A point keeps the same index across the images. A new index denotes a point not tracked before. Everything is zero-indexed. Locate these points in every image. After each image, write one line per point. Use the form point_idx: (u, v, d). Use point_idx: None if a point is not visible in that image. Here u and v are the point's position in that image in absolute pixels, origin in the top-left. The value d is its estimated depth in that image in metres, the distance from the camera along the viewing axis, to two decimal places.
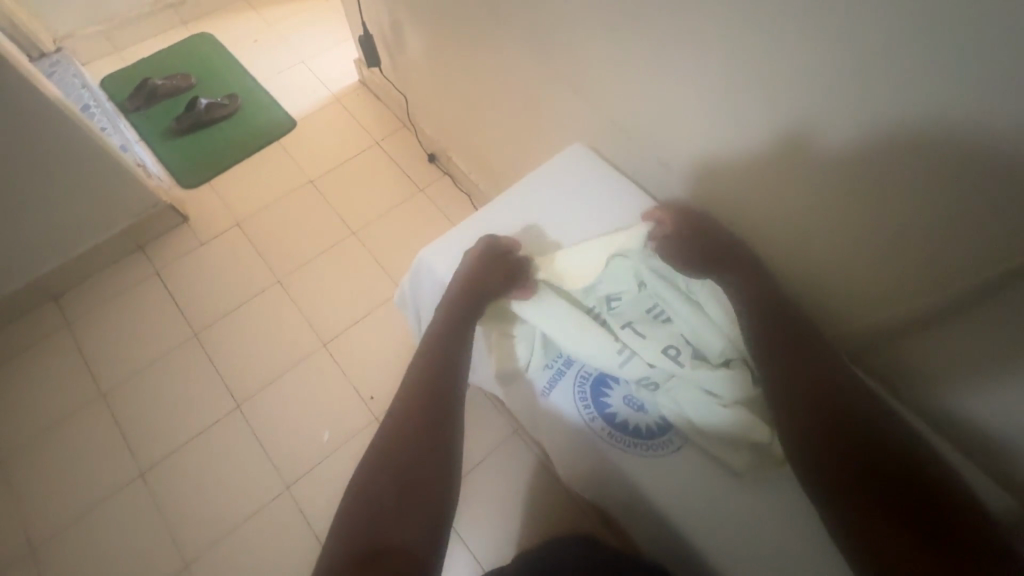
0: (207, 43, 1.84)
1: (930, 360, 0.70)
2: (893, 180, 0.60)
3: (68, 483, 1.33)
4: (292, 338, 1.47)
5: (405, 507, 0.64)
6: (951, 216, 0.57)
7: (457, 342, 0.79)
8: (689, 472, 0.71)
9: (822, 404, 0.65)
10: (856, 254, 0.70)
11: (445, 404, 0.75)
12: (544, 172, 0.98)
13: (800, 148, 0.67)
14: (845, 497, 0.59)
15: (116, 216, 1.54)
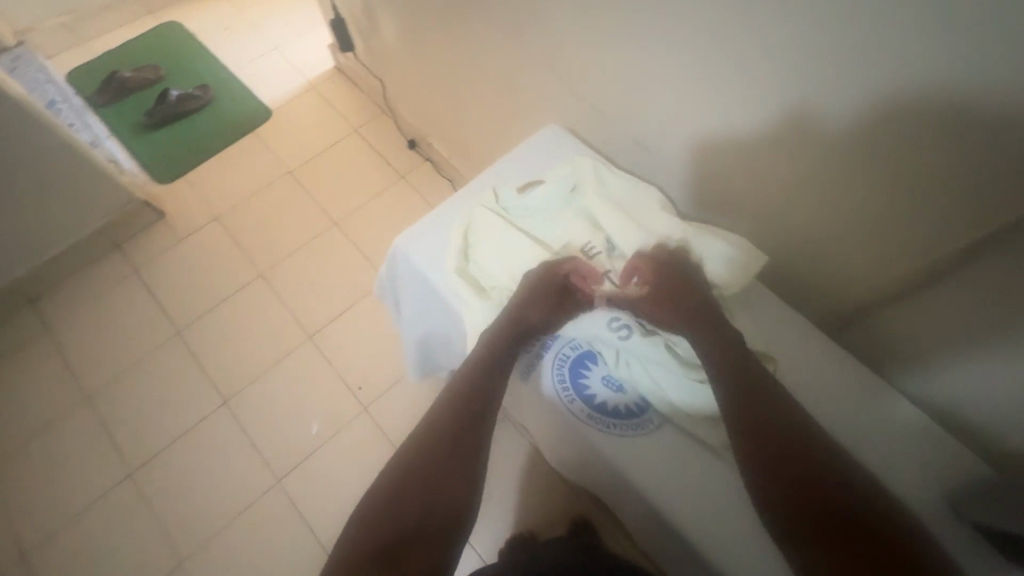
0: (177, 32, 1.77)
1: (935, 318, 0.60)
2: (896, 135, 0.51)
3: (57, 490, 1.16)
4: (275, 332, 1.31)
5: (422, 541, 0.52)
6: (975, 165, 0.48)
7: (500, 362, 0.60)
8: (670, 455, 0.59)
9: (752, 397, 0.54)
10: (865, 236, 0.61)
11: (480, 427, 0.58)
12: (529, 146, 0.77)
13: (789, 116, 0.58)
14: (794, 505, 0.49)
15: (90, 211, 1.34)
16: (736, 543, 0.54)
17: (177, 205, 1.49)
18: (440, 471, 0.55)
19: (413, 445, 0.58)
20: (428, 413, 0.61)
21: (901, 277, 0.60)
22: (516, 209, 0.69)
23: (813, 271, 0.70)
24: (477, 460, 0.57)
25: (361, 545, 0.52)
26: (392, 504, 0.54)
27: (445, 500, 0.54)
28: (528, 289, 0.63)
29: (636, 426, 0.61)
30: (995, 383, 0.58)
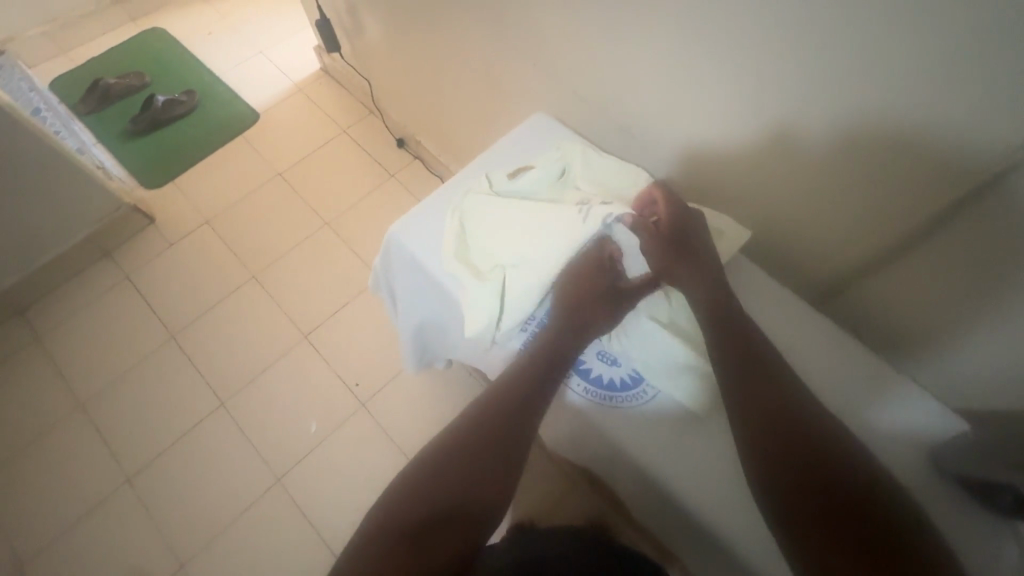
0: (161, 38, 1.77)
1: (910, 285, 0.63)
2: (862, 111, 0.53)
3: (54, 498, 1.15)
4: (270, 331, 1.32)
5: (449, 528, 0.51)
6: (935, 137, 0.50)
7: (554, 356, 0.60)
8: (662, 426, 0.60)
9: (750, 373, 0.54)
10: (843, 211, 0.63)
11: (529, 424, 0.57)
12: (517, 134, 0.78)
13: (764, 96, 0.60)
14: (792, 477, 0.48)
15: (77, 219, 1.34)
16: (730, 501, 0.56)
17: (166, 211, 1.48)
18: (479, 461, 0.54)
19: (455, 430, 0.57)
20: (476, 400, 0.60)
21: (878, 247, 0.63)
22: (509, 190, 0.70)
23: (795, 247, 0.72)
24: (521, 458, 0.56)
25: (388, 518, 0.52)
26: (428, 482, 0.53)
27: (479, 491, 0.53)
28: (569, 269, 0.63)
29: (630, 399, 0.62)
30: (967, 343, 0.61)
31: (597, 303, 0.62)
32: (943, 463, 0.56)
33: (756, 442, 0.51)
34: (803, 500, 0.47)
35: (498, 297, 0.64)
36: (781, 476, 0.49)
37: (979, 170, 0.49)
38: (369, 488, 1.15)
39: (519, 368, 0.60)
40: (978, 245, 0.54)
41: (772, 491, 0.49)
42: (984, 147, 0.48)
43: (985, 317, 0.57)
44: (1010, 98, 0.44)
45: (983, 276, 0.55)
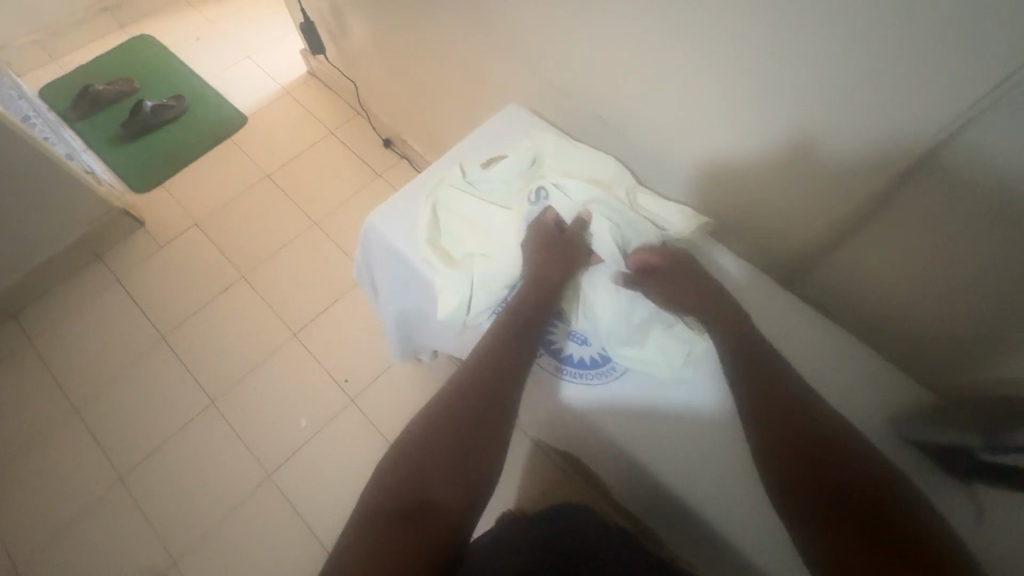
0: (150, 45, 1.79)
1: (867, 262, 0.65)
2: (809, 98, 0.55)
3: (47, 498, 1.16)
4: (260, 330, 1.33)
5: (446, 494, 0.53)
6: (875, 121, 0.52)
7: (525, 325, 0.63)
8: (632, 400, 0.63)
9: (748, 360, 0.57)
10: (802, 193, 0.65)
11: (505, 396, 0.59)
12: (493, 124, 0.79)
13: (718, 86, 0.62)
14: (805, 460, 0.51)
15: (67, 223, 1.35)
16: (697, 474, 0.58)
17: (156, 214, 1.50)
18: (467, 429, 0.57)
19: (437, 403, 0.59)
20: (453, 375, 0.62)
21: (838, 226, 0.64)
22: (480, 179, 0.71)
23: (759, 232, 0.74)
24: (502, 428, 0.58)
25: (382, 494, 0.52)
26: (417, 461, 0.54)
27: (470, 457, 0.55)
28: (531, 244, 0.65)
29: (601, 375, 0.65)
30: (926, 313, 0.63)
31: (553, 260, 0.64)
32: (904, 432, 0.57)
33: (763, 437, 0.53)
34: (814, 494, 0.49)
35: (472, 282, 0.65)
36: (794, 457, 0.51)
37: (921, 143, 0.51)
38: (361, 482, 1.16)
39: (490, 347, 0.62)
40: (926, 221, 0.56)
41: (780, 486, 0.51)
42: (924, 119, 0.49)
43: (939, 288, 0.60)
44: (943, 71, 0.45)
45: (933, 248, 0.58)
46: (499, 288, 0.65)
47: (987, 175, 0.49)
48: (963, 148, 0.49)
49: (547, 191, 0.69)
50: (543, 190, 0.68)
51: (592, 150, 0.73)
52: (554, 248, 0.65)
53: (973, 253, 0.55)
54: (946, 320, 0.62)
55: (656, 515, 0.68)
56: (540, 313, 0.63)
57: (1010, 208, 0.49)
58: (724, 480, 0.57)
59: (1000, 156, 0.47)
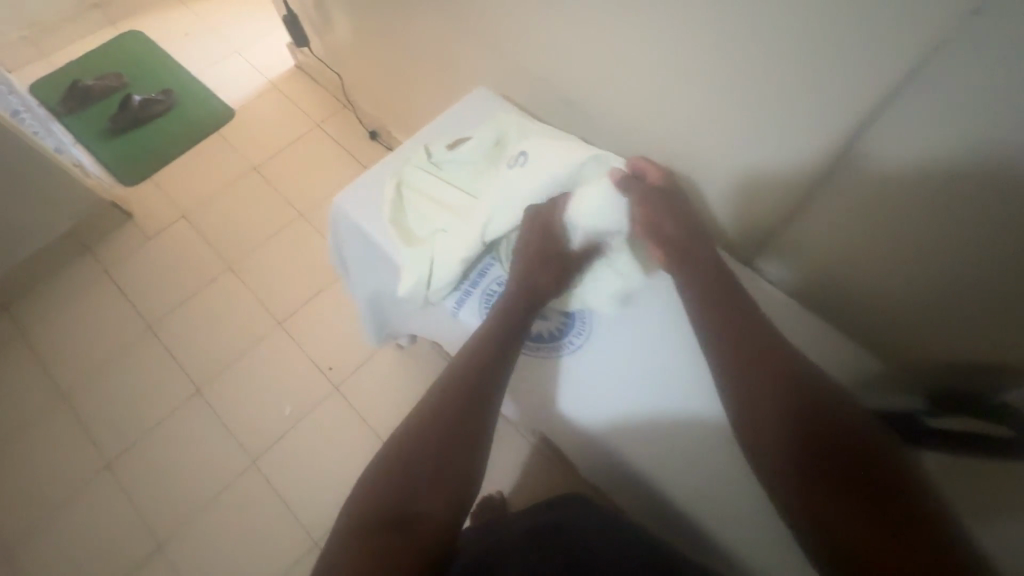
0: (138, 40, 1.80)
1: (819, 238, 0.68)
2: (748, 68, 0.56)
3: (36, 484, 1.18)
4: (245, 319, 1.35)
5: (428, 502, 0.53)
6: (807, 87, 0.53)
7: (510, 329, 0.65)
8: (592, 367, 0.69)
9: (745, 344, 0.60)
10: (750, 172, 0.65)
11: (487, 398, 0.60)
12: (460, 107, 0.81)
13: (667, 61, 0.63)
14: (816, 443, 0.51)
15: (56, 216, 1.37)
16: (663, 451, 0.64)
17: (144, 206, 1.52)
18: (450, 436, 0.57)
19: (420, 414, 0.60)
20: (435, 383, 0.63)
21: (788, 202, 0.65)
22: (445, 158, 0.72)
23: (719, 212, 0.75)
24: (485, 432, 0.59)
25: (365, 506, 0.53)
26: (402, 469, 0.55)
27: (452, 464, 0.56)
28: (524, 247, 0.69)
29: (558, 347, 0.71)
30: (880, 285, 0.66)
31: (546, 269, 0.68)
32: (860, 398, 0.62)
33: (754, 419, 0.55)
34: (823, 477, 0.49)
35: (435, 257, 0.67)
36: (803, 440, 0.52)
37: (861, 107, 0.52)
38: (344, 466, 1.18)
39: (471, 351, 0.63)
40: (868, 191, 0.59)
41: (779, 472, 0.52)
42: (853, 83, 0.50)
43: (891, 256, 0.62)
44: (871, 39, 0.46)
45: (882, 219, 0.60)
46: (456, 266, 0.66)
47: (928, 133, 0.51)
48: (902, 107, 0.51)
49: (527, 155, 0.69)
50: (523, 154, 0.69)
51: (555, 130, 0.75)
52: (548, 256, 0.67)
53: (918, 214, 0.57)
54: (896, 289, 0.65)
55: (625, 478, 0.70)
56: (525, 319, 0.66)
57: (950, 165, 0.51)
58: (674, 448, 0.63)
59: (937, 112, 0.49)
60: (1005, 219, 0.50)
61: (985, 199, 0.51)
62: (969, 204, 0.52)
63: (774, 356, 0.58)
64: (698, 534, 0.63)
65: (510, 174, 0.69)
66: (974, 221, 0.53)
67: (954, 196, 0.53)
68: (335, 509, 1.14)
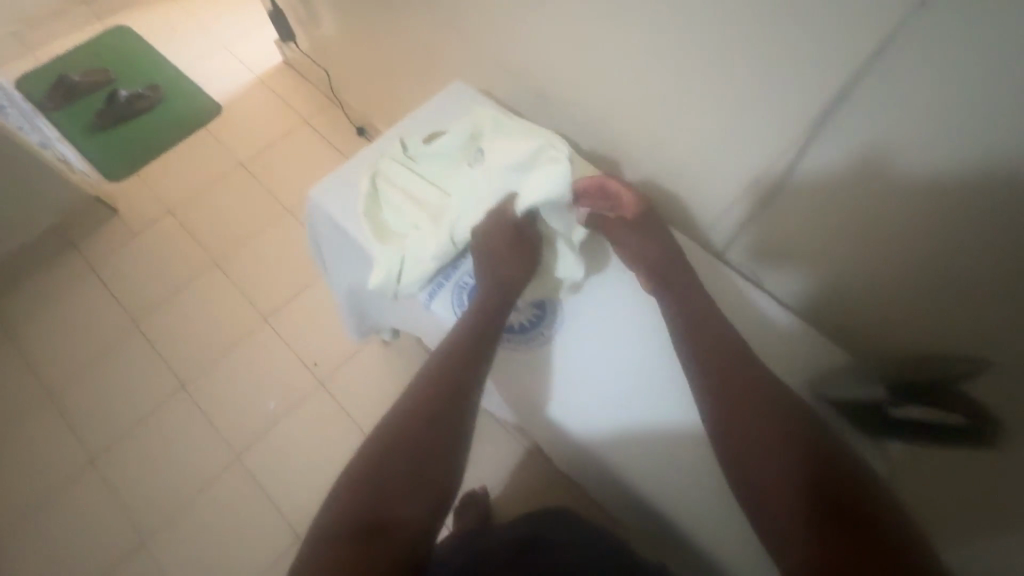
0: (127, 35, 1.80)
1: (782, 231, 0.69)
2: (720, 46, 0.58)
3: (18, 479, 1.18)
4: (231, 315, 1.35)
5: (403, 507, 0.53)
6: (775, 64, 0.55)
7: (484, 332, 0.65)
8: (562, 359, 0.71)
9: (714, 348, 0.61)
10: (720, 157, 0.68)
11: (463, 401, 0.61)
12: (437, 100, 0.81)
13: (642, 45, 0.65)
14: (786, 446, 0.53)
15: (40, 210, 1.36)
16: (631, 444, 0.66)
17: (130, 202, 1.51)
18: (425, 440, 0.57)
19: (395, 419, 0.59)
20: (411, 387, 0.63)
21: (758, 189, 0.67)
22: (417, 153, 0.73)
23: (695, 200, 0.77)
24: (461, 434, 0.60)
25: (339, 512, 0.52)
26: (378, 475, 0.54)
27: (432, 469, 0.56)
28: (492, 244, 0.67)
29: (530, 339, 0.73)
30: (846, 280, 0.66)
31: (518, 267, 0.68)
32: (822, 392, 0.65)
33: (726, 423, 0.57)
34: (802, 482, 0.50)
35: (402, 254, 0.67)
36: (774, 443, 0.53)
37: (827, 91, 0.53)
38: (328, 462, 1.18)
39: (446, 354, 0.64)
40: (835, 177, 0.59)
41: (752, 475, 0.53)
42: (818, 59, 0.52)
43: (852, 246, 0.63)
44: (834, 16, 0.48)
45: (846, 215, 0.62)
46: (426, 264, 0.67)
47: (886, 122, 0.52)
48: (861, 96, 0.52)
49: (484, 153, 0.70)
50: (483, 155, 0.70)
51: (528, 124, 0.74)
52: (522, 256, 0.68)
53: (882, 197, 0.56)
54: (861, 281, 0.64)
55: (597, 470, 0.70)
56: (497, 317, 0.66)
57: (913, 143, 0.51)
58: (641, 439, 0.66)
59: (896, 102, 0.50)
60: (954, 208, 0.51)
61: (938, 189, 0.52)
62: (925, 192, 0.53)
63: (732, 352, 0.60)
64: (666, 521, 0.65)
65: (471, 174, 0.70)
66: (928, 210, 0.54)
67: (919, 177, 0.52)
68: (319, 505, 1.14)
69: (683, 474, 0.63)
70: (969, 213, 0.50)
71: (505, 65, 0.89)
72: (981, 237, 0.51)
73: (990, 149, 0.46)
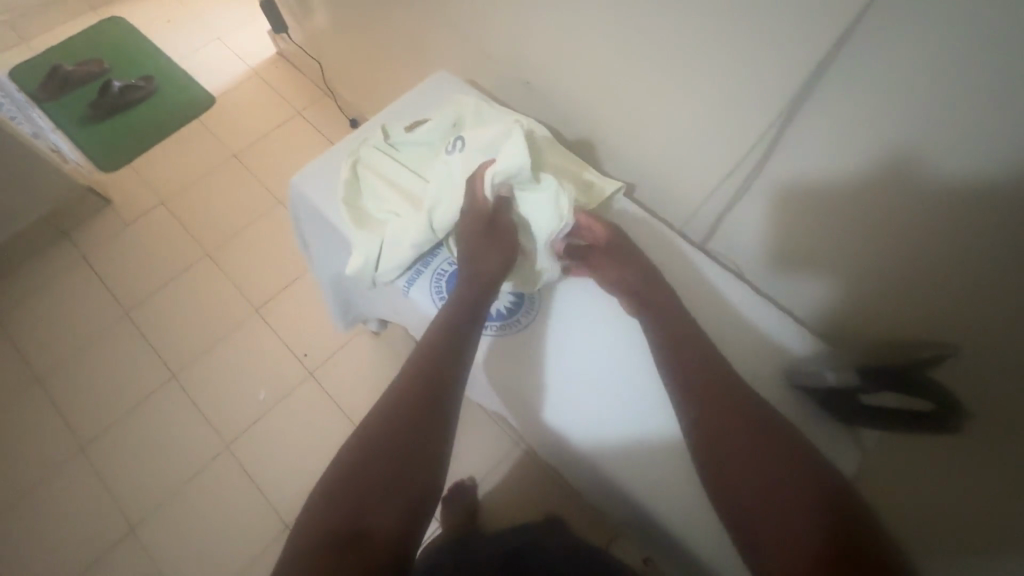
0: (121, 26, 1.80)
1: (759, 221, 0.71)
2: (702, 23, 0.59)
3: (8, 467, 1.18)
4: (222, 306, 1.35)
5: (388, 510, 0.47)
6: (758, 38, 0.55)
7: (463, 322, 0.62)
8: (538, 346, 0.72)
9: (694, 354, 0.60)
10: (704, 136, 0.68)
11: (444, 398, 0.55)
12: (421, 91, 0.82)
13: (628, 25, 0.65)
14: (776, 453, 0.49)
15: (32, 199, 1.36)
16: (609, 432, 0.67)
17: (122, 192, 1.51)
18: (409, 435, 0.51)
19: (373, 417, 0.53)
20: (386, 391, 0.56)
21: (743, 169, 0.68)
22: (398, 141, 0.74)
23: (681, 184, 0.77)
24: (443, 433, 0.53)
25: (315, 524, 0.46)
26: (349, 486, 0.47)
27: (412, 475, 0.49)
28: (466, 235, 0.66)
29: (507, 325, 0.73)
30: (823, 268, 0.68)
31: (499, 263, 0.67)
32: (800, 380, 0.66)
33: (709, 421, 0.53)
34: (799, 489, 0.46)
35: (382, 241, 0.68)
36: (761, 448, 0.50)
37: (809, 63, 0.53)
38: (316, 452, 1.18)
39: (423, 354, 0.59)
40: (815, 157, 0.60)
41: (739, 484, 0.49)
42: (797, 32, 0.52)
43: (829, 231, 0.64)
44: None
45: (823, 203, 0.63)
46: (404, 252, 0.67)
47: (864, 97, 0.53)
48: (838, 72, 0.53)
49: (463, 141, 0.70)
50: (460, 141, 0.71)
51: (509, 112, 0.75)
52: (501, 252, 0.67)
53: (857, 178, 0.58)
54: (831, 268, 0.67)
55: (575, 459, 0.70)
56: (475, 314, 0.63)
57: (886, 120, 0.52)
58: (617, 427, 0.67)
59: (876, 74, 0.50)
60: (935, 184, 0.52)
61: (912, 164, 0.53)
62: (907, 164, 0.53)
63: (693, 336, 0.62)
64: (644, 512, 0.64)
65: (449, 162, 0.70)
66: (913, 188, 0.54)
67: (893, 154, 0.54)
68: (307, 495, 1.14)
69: (649, 459, 0.65)
70: (942, 189, 0.52)
71: (491, 54, 0.89)
72: (954, 215, 0.52)
73: (962, 126, 0.47)
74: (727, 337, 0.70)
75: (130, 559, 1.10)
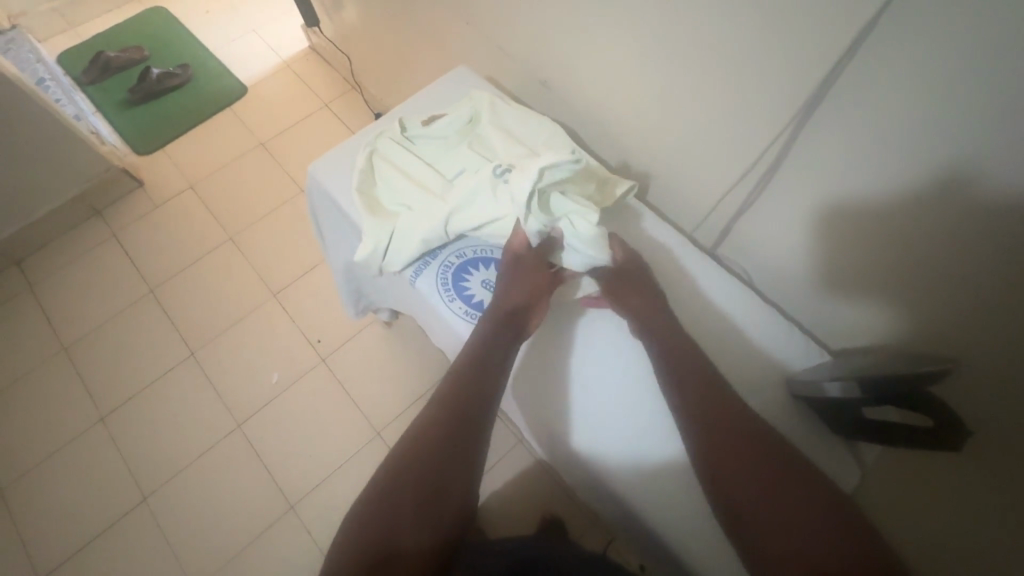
0: (162, 16, 1.87)
1: (772, 229, 0.71)
2: (718, 25, 0.58)
3: (33, 432, 1.24)
4: (242, 289, 1.39)
5: (415, 538, 0.49)
6: (773, 42, 0.55)
7: (500, 349, 0.64)
8: (550, 343, 0.72)
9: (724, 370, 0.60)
10: (718, 141, 0.68)
11: (477, 421, 0.59)
12: (439, 87, 0.85)
13: (644, 26, 0.65)
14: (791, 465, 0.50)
15: (70, 179, 1.42)
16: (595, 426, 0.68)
17: (154, 176, 1.57)
18: (441, 467, 0.54)
19: (409, 445, 0.56)
20: (427, 408, 0.60)
21: (751, 176, 0.67)
22: (415, 133, 0.76)
23: (695, 189, 0.77)
24: (473, 452, 0.57)
25: (349, 544, 0.48)
26: (387, 498, 0.51)
27: (444, 490, 0.53)
28: (502, 272, 0.69)
29: None
30: (836, 285, 0.67)
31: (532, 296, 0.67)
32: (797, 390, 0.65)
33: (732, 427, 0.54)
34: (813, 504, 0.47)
35: (392, 232, 0.70)
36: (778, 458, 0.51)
37: (823, 68, 0.53)
38: (323, 436, 1.21)
39: (463, 372, 0.62)
40: (830, 165, 0.59)
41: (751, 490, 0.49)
42: (812, 36, 0.52)
43: (844, 241, 0.63)
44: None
45: (838, 212, 0.62)
46: (413, 244, 0.69)
47: (879, 104, 0.51)
48: (854, 75, 0.51)
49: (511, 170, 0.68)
50: (506, 169, 0.68)
51: (523, 109, 0.77)
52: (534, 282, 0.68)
53: (874, 189, 0.57)
54: (842, 284, 0.66)
55: (572, 459, 0.70)
56: (513, 334, 0.65)
57: (903, 128, 0.51)
58: (604, 425, 0.67)
59: (891, 81, 0.49)
60: (953, 199, 0.50)
61: (919, 179, 0.52)
62: (924, 176, 0.52)
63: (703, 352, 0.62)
64: (636, 515, 0.64)
65: (493, 180, 0.68)
66: (933, 200, 0.52)
67: (912, 164, 0.52)
68: (311, 478, 1.17)
69: (641, 466, 0.64)
70: (960, 202, 0.50)
71: (511, 52, 0.90)
72: (964, 229, 0.51)
73: (983, 137, 0.46)
74: (726, 347, 0.70)
75: (141, 528, 1.14)
